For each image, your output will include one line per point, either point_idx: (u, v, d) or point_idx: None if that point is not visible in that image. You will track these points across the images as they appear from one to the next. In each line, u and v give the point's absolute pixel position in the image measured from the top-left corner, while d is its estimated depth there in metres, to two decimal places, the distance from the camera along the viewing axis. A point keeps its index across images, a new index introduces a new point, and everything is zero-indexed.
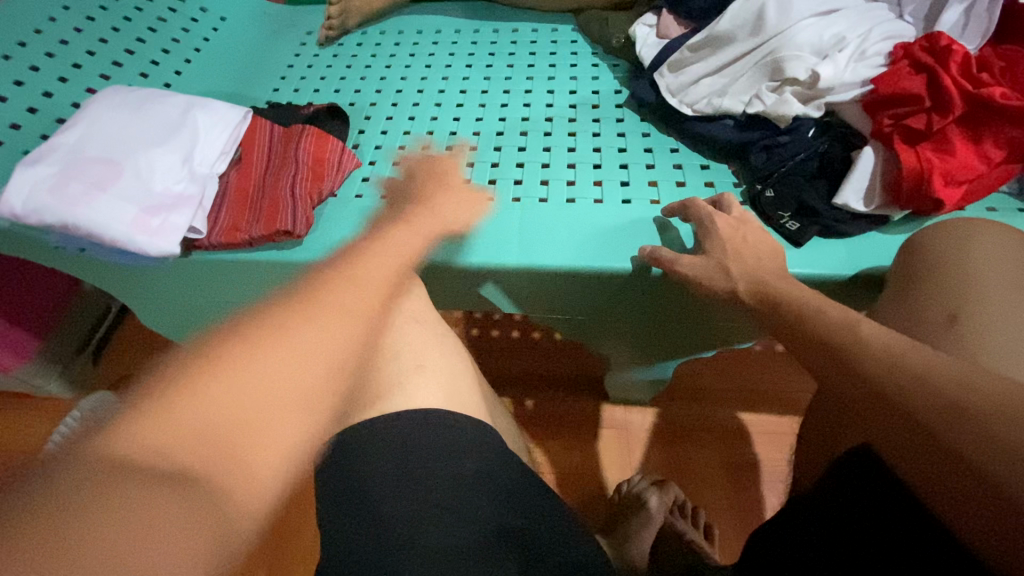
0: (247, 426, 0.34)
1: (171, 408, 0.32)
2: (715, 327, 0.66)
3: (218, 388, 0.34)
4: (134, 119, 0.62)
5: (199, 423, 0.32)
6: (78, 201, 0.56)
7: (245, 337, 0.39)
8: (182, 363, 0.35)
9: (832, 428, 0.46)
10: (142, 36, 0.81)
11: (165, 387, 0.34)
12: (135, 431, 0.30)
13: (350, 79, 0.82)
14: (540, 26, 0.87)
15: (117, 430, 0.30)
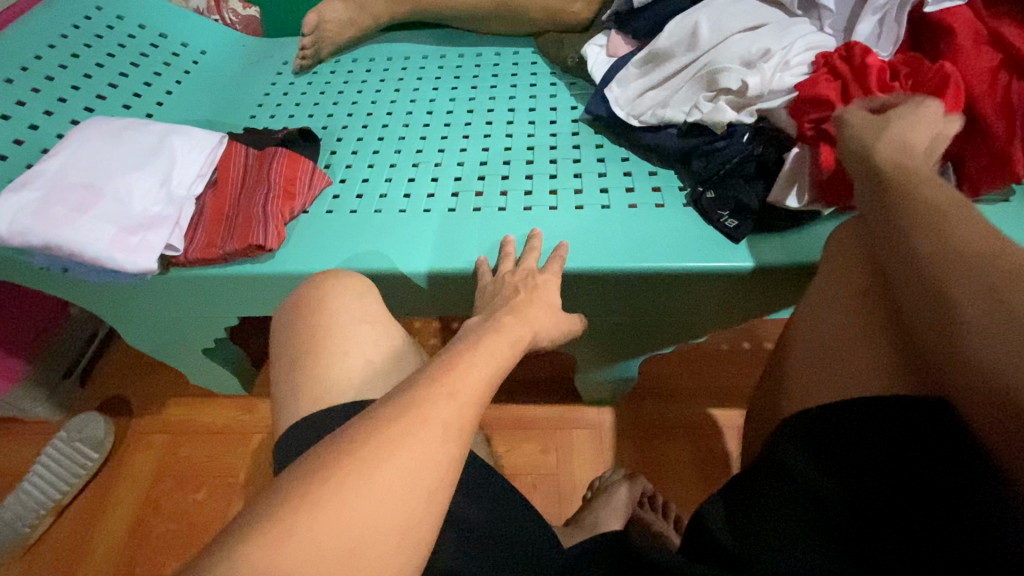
0: (390, 520, 0.32)
1: (329, 508, 0.32)
2: (681, 323, 0.70)
3: (358, 484, 0.32)
4: (115, 146, 0.67)
5: (362, 521, 0.32)
6: (61, 223, 0.60)
7: (375, 435, 0.34)
8: (361, 432, 0.35)
9: (845, 365, 0.47)
10: (124, 70, 0.86)
11: (284, 499, 0.32)
12: (298, 526, 0.31)
13: (323, 104, 0.87)
14: (502, 49, 0.93)
15: (257, 534, 0.31)
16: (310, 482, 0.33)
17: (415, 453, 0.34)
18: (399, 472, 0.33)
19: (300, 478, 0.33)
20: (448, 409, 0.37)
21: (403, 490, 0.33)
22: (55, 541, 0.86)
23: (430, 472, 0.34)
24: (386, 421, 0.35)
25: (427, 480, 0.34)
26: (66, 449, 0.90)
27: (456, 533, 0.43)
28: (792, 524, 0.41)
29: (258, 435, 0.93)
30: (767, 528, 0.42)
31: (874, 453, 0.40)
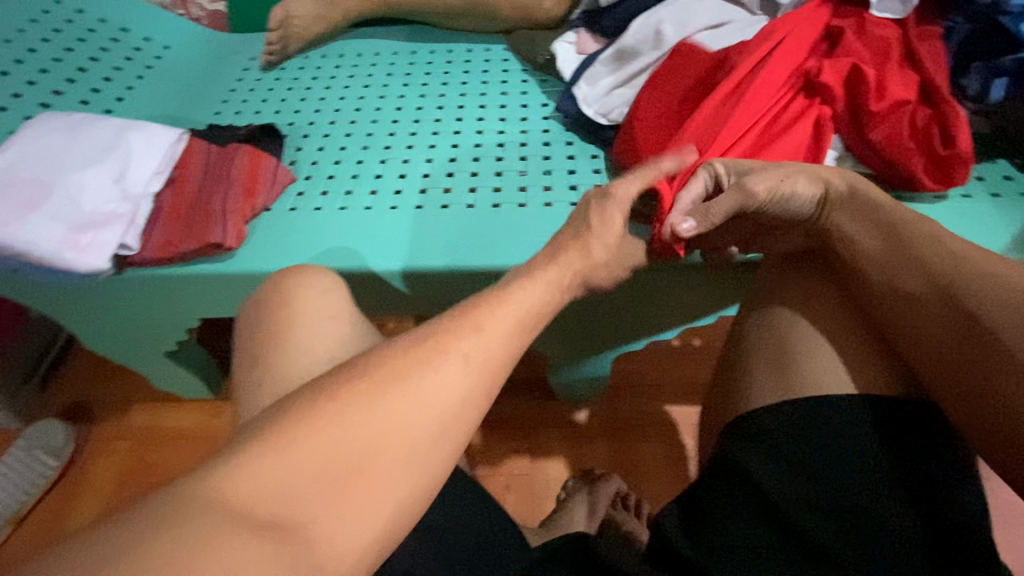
0: (400, 461, 0.33)
1: (343, 431, 0.32)
2: (648, 317, 0.70)
3: (373, 415, 0.33)
4: (68, 141, 0.64)
5: (371, 454, 0.32)
6: (9, 221, 0.58)
7: (392, 369, 0.35)
8: (380, 368, 0.35)
9: (793, 357, 0.47)
10: (83, 65, 0.84)
11: (296, 413, 0.33)
12: (309, 433, 0.32)
13: (290, 100, 0.85)
14: (474, 46, 0.92)
15: (268, 444, 0.31)
16: (328, 401, 0.33)
17: (436, 403, 0.35)
18: (407, 407, 0.34)
19: (318, 396, 0.34)
20: (467, 366, 0.37)
21: (417, 438, 0.34)
22: (13, 553, 0.83)
23: (440, 417, 0.35)
24: (407, 357, 0.36)
25: (441, 440, 0.35)
26: (25, 456, 0.87)
27: (415, 535, 0.42)
28: (740, 523, 0.42)
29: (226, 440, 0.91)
30: (727, 523, 0.42)
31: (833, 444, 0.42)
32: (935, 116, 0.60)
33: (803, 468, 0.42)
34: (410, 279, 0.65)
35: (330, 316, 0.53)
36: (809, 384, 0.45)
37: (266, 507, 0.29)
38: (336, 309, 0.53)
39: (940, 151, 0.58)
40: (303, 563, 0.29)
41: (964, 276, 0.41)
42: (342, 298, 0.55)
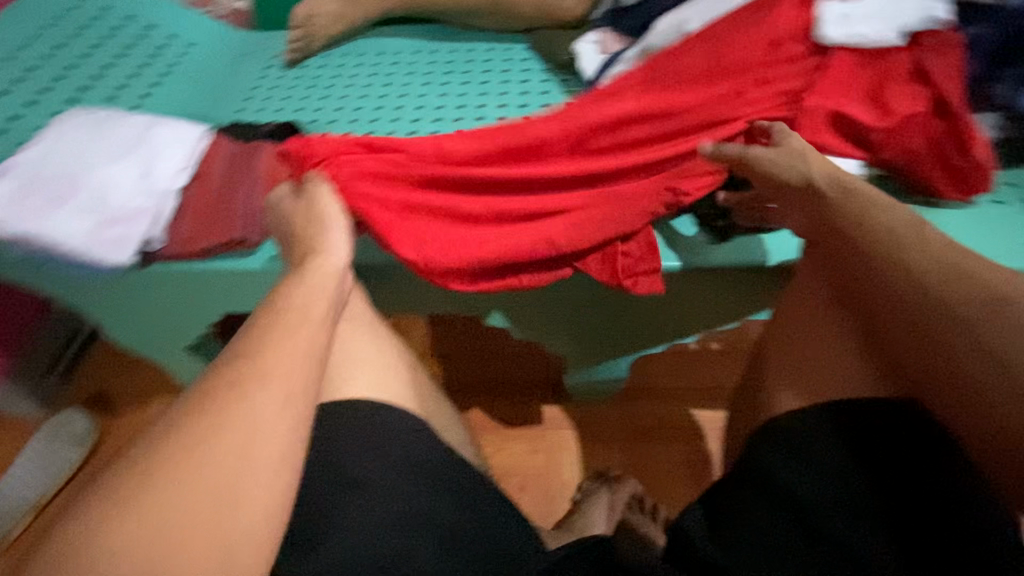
0: (253, 493, 0.32)
1: (184, 481, 0.31)
2: (670, 318, 0.70)
3: (206, 456, 0.32)
4: (96, 137, 0.65)
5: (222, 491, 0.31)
6: (40, 215, 0.59)
7: (218, 403, 0.34)
8: (196, 406, 0.34)
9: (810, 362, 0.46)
10: (109, 62, 0.85)
11: (125, 472, 0.31)
12: (143, 491, 0.30)
13: (312, 98, 0.86)
14: (494, 44, 0.91)
15: (111, 504, 0.30)
16: (152, 456, 0.32)
17: (267, 422, 0.34)
18: (249, 431, 0.33)
19: (138, 451, 0.32)
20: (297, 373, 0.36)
21: (261, 459, 0.33)
22: (35, 540, 0.84)
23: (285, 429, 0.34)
24: (226, 387, 0.34)
25: (290, 453, 0.34)
26: (48, 446, 0.88)
27: (435, 537, 0.41)
28: (768, 528, 0.42)
29: None
30: (754, 531, 0.42)
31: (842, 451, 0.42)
32: (951, 131, 0.57)
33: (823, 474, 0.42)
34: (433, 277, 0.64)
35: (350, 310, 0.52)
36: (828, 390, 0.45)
37: (126, 561, 0.28)
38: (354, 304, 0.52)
39: (957, 163, 0.58)
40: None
41: (946, 284, 0.39)
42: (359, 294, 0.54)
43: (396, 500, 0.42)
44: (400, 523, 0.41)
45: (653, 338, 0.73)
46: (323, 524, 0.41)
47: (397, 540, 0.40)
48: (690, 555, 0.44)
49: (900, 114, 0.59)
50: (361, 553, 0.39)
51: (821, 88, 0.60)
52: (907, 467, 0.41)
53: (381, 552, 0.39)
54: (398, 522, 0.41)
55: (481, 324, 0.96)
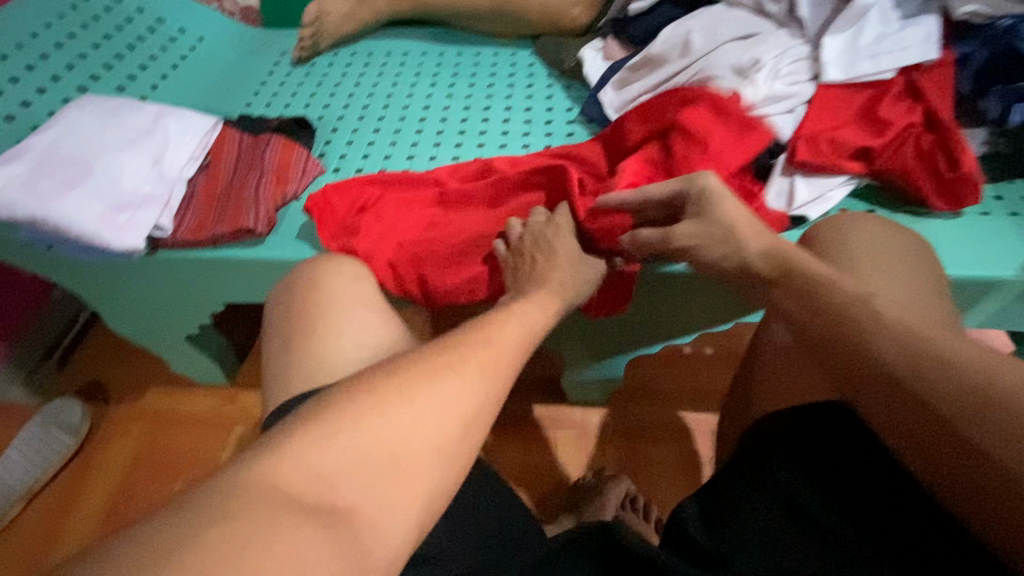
0: (419, 472, 0.34)
1: (376, 438, 0.33)
2: (666, 319, 0.71)
3: (397, 420, 0.34)
4: (107, 125, 0.66)
5: (399, 459, 0.33)
6: (50, 197, 0.59)
7: (412, 376, 0.37)
8: (395, 374, 0.37)
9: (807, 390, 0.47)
10: (120, 53, 0.86)
11: (329, 414, 0.34)
12: (339, 435, 0.33)
13: (319, 95, 0.87)
14: (500, 49, 0.93)
15: (315, 439, 0.33)
16: (357, 404, 0.35)
17: (450, 412, 0.36)
18: (436, 409, 0.36)
19: (346, 398, 0.35)
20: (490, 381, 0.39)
21: (441, 447, 0.35)
22: (25, 528, 0.83)
23: (462, 424, 0.36)
24: (422, 371, 0.37)
25: (462, 449, 0.36)
26: (41, 433, 0.88)
27: (441, 517, 0.42)
28: (765, 517, 0.42)
29: (239, 426, 0.91)
30: (746, 520, 0.42)
31: (823, 448, 0.43)
32: (939, 142, 0.61)
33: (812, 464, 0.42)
34: None
35: (354, 303, 0.54)
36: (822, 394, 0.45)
37: (310, 495, 0.31)
38: (362, 299, 0.55)
39: (946, 174, 0.60)
40: (362, 560, 0.30)
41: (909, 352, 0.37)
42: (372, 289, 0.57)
43: None
44: None
45: (638, 343, 0.75)
46: None
47: None
48: (684, 543, 0.45)
49: (897, 126, 0.61)
50: None
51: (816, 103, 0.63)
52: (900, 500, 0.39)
53: None
54: None
55: None
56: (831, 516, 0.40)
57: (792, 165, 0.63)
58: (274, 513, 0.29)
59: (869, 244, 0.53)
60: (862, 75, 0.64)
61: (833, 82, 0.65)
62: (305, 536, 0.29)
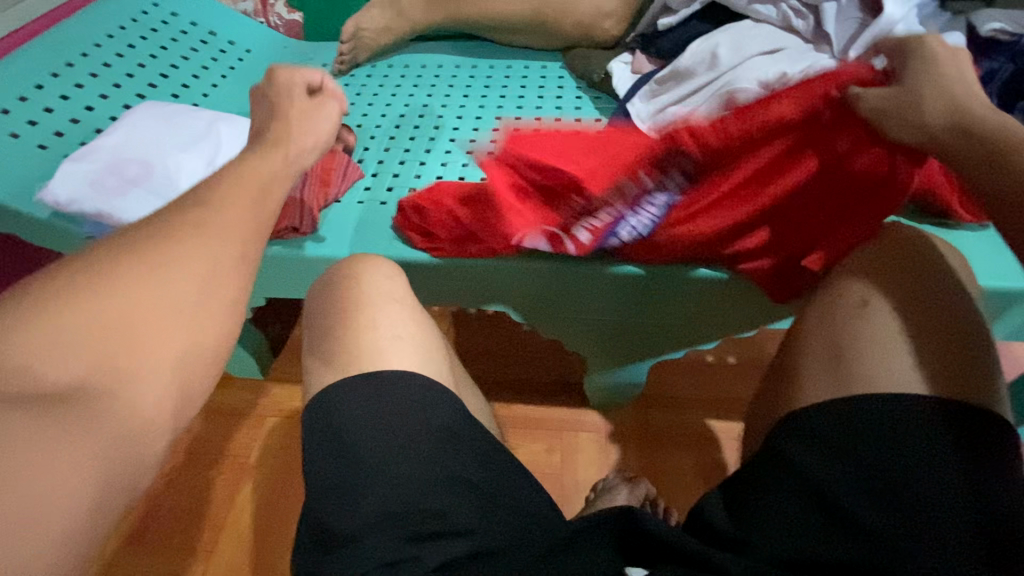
0: (155, 347, 0.34)
1: (100, 328, 0.33)
2: (692, 323, 0.72)
3: (116, 309, 0.34)
4: (167, 128, 0.71)
5: (131, 341, 0.34)
6: (115, 193, 0.64)
7: (115, 269, 0.36)
8: (112, 265, 0.36)
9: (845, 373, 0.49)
10: (175, 62, 0.91)
11: (30, 310, 0.33)
12: (46, 332, 0.32)
13: (359, 104, 0.91)
14: (531, 62, 0.97)
15: (17, 340, 0.31)
16: (53, 304, 0.33)
17: (175, 287, 0.37)
18: (157, 291, 0.36)
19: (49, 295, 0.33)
20: (205, 250, 0.39)
21: (171, 321, 0.36)
22: None
23: (191, 293, 0.37)
24: (138, 264, 0.37)
25: (203, 320, 0.37)
26: None
27: (474, 498, 0.44)
28: (786, 509, 0.44)
29: (271, 419, 0.94)
30: (776, 511, 0.44)
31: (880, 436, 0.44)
32: None
33: (850, 459, 0.44)
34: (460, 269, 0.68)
35: (391, 295, 0.56)
36: (857, 391, 0.47)
37: (33, 390, 0.30)
38: (397, 293, 0.57)
39: None
40: (131, 421, 0.32)
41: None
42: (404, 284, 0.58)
43: (431, 466, 0.44)
44: (436, 483, 0.44)
45: (669, 342, 0.75)
46: (354, 481, 0.43)
47: (433, 496, 0.43)
48: (708, 532, 0.46)
49: None
50: (396, 509, 0.42)
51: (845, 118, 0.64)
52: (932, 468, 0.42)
53: (418, 506, 0.42)
54: (438, 482, 0.44)
55: (504, 329, 0.99)
56: (886, 498, 0.41)
57: None
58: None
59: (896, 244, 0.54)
60: None
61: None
62: (40, 438, 0.28)
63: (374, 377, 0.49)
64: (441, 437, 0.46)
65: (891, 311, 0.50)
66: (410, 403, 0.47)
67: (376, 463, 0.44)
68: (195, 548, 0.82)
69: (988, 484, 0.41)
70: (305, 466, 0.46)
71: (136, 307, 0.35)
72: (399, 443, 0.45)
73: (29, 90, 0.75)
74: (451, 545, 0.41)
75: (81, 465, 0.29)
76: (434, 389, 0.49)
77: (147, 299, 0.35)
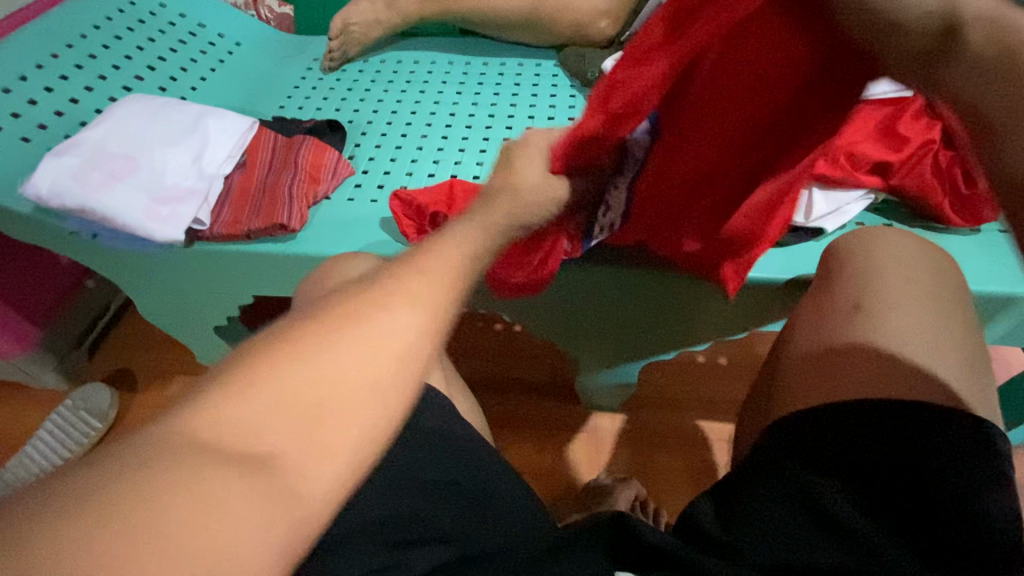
0: (357, 399, 0.28)
1: (294, 386, 0.27)
2: (683, 325, 0.72)
3: (348, 359, 0.29)
4: (153, 122, 0.70)
5: (334, 392, 0.28)
6: (99, 189, 0.63)
7: (351, 311, 0.30)
8: (314, 312, 0.31)
9: (833, 372, 0.49)
10: (163, 55, 0.89)
11: (219, 380, 0.27)
12: (259, 392, 0.27)
13: (350, 100, 0.90)
14: (525, 60, 0.96)
15: (227, 397, 0.26)
16: (268, 357, 0.28)
17: (377, 330, 0.30)
18: (372, 333, 0.30)
19: (298, 340, 0.29)
20: (428, 285, 0.32)
21: (375, 366, 0.29)
22: None
23: (409, 332, 0.30)
24: (362, 298, 0.31)
25: (389, 358, 0.30)
26: (71, 416, 0.91)
27: (463, 502, 0.44)
28: (776, 513, 0.43)
29: None
30: (763, 515, 0.44)
31: (857, 436, 0.44)
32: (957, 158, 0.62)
33: (835, 463, 0.44)
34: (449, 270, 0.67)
35: None
36: (841, 394, 0.47)
37: (224, 444, 0.25)
38: None
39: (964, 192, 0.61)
40: (290, 512, 0.25)
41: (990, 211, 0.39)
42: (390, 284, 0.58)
43: (412, 469, 0.44)
44: (417, 486, 0.44)
45: (657, 344, 0.75)
46: None
47: (415, 500, 0.43)
48: (697, 536, 0.46)
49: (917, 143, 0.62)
50: (376, 512, 0.42)
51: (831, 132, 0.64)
52: (909, 468, 0.42)
53: (398, 510, 0.42)
54: (428, 486, 0.44)
55: (496, 329, 0.99)
56: (862, 499, 0.43)
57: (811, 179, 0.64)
58: (152, 496, 0.23)
59: (885, 245, 0.55)
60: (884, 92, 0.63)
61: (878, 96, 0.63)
62: (194, 521, 0.23)
63: None
64: (426, 440, 0.46)
65: (879, 312, 0.50)
66: None
67: None
68: None
69: (970, 483, 0.41)
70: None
71: (325, 376, 0.28)
72: (380, 446, 0.45)
73: (12, 81, 0.73)
74: (441, 550, 0.42)
75: (249, 548, 0.23)
76: (417, 390, 0.49)
77: (356, 366, 0.29)
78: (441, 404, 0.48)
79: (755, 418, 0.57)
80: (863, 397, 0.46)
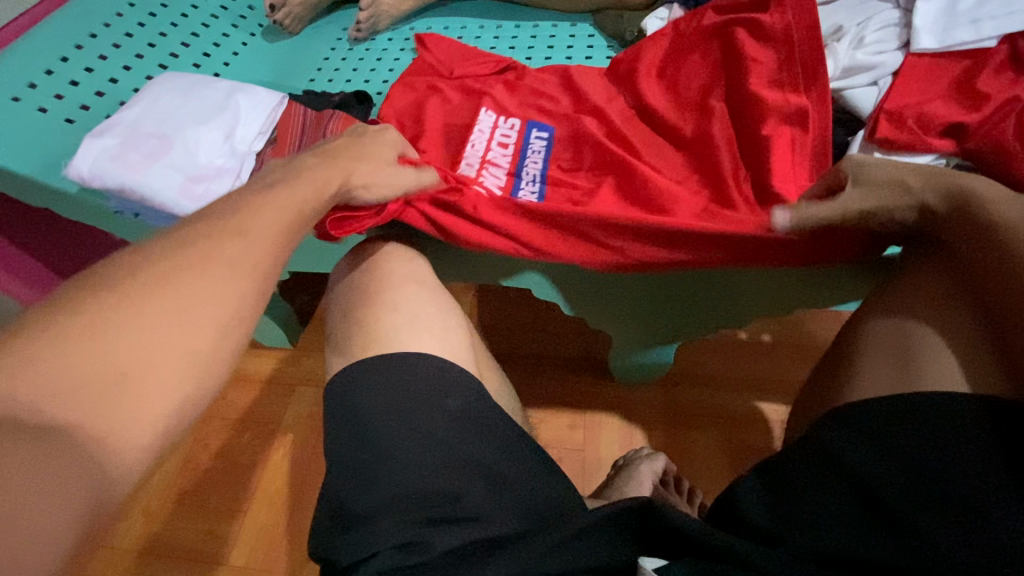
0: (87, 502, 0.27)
1: (141, 320, 0.32)
2: (735, 303, 0.70)
3: (166, 306, 0.33)
4: (185, 100, 0.70)
5: (195, 316, 0.34)
6: (136, 169, 0.64)
7: (163, 275, 0.35)
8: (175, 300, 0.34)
9: (914, 355, 0.45)
10: (196, 30, 0.89)
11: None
12: (64, 353, 0.29)
13: (380, 70, 0.89)
14: (558, 21, 0.92)
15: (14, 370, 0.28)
16: (143, 292, 0.33)
17: (237, 272, 0.37)
18: (187, 306, 0.34)
19: (138, 281, 0.34)
20: (254, 240, 0.40)
21: (228, 305, 0.36)
22: None
23: (222, 321, 0.35)
24: (169, 261, 0.36)
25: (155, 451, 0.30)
26: None
27: (486, 482, 0.43)
28: (829, 507, 0.41)
29: (299, 387, 0.96)
30: (817, 508, 0.42)
31: (933, 425, 0.41)
32: None
33: (894, 453, 0.41)
34: (541, 270, 0.69)
35: (403, 271, 0.55)
36: (917, 385, 0.43)
37: None
38: (411, 269, 0.56)
39: None
40: None
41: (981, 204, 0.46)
42: (415, 264, 0.57)
43: (436, 449, 0.43)
44: (446, 466, 0.43)
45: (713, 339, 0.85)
46: (367, 465, 0.43)
47: (443, 479, 0.42)
48: (740, 522, 0.45)
49: (997, 100, 0.55)
50: (407, 492, 0.41)
51: (890, 96, 0.59)
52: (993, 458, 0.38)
53: (425, 488, 0.41)
54: (447, 465, 0.43)
55: (532, 303, 0.98)
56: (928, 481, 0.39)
57: (873, 141, 0.58)
58: None
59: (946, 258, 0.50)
60: (959, 42, 0.59)
61: (924, 51, 0.60)
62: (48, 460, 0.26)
63: (382, 359, 0.48)
64: (458, 419, 0.45)
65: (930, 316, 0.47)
66: (415, 385, 0.46)
67: (382, 446, 0.43)
68: (232, 508, 0.86)
69: None
70: (326, 445, 0.46)
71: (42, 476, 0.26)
72: (407, 427, 0.44)
73: (54, 62, 0.74)
74: (464, 530, 0.41)
75: None
76: (443, 367, 0.48)
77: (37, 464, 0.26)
78: (467, 383, 0.48)
79: (807, 403, 0.55)
80: (949, 382, 0.42)
